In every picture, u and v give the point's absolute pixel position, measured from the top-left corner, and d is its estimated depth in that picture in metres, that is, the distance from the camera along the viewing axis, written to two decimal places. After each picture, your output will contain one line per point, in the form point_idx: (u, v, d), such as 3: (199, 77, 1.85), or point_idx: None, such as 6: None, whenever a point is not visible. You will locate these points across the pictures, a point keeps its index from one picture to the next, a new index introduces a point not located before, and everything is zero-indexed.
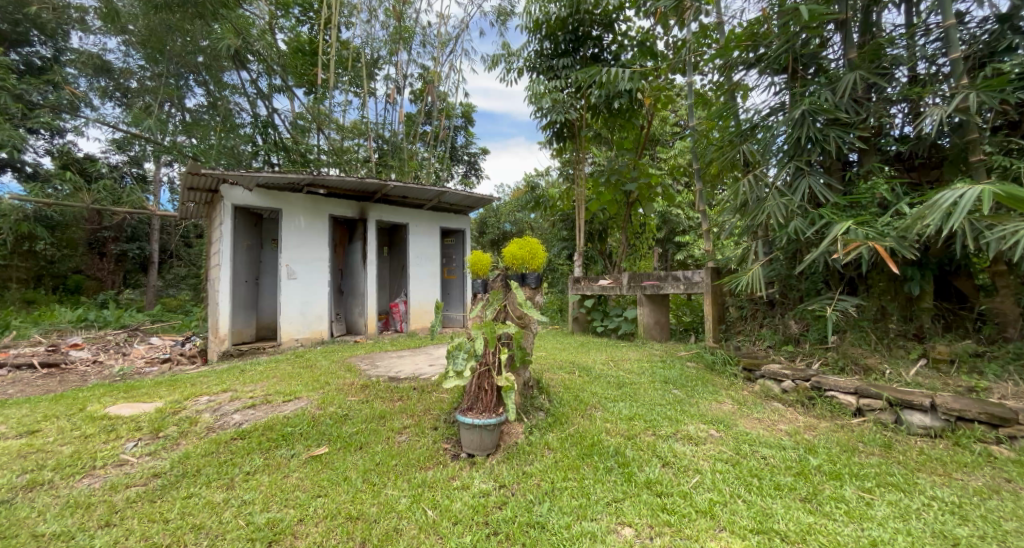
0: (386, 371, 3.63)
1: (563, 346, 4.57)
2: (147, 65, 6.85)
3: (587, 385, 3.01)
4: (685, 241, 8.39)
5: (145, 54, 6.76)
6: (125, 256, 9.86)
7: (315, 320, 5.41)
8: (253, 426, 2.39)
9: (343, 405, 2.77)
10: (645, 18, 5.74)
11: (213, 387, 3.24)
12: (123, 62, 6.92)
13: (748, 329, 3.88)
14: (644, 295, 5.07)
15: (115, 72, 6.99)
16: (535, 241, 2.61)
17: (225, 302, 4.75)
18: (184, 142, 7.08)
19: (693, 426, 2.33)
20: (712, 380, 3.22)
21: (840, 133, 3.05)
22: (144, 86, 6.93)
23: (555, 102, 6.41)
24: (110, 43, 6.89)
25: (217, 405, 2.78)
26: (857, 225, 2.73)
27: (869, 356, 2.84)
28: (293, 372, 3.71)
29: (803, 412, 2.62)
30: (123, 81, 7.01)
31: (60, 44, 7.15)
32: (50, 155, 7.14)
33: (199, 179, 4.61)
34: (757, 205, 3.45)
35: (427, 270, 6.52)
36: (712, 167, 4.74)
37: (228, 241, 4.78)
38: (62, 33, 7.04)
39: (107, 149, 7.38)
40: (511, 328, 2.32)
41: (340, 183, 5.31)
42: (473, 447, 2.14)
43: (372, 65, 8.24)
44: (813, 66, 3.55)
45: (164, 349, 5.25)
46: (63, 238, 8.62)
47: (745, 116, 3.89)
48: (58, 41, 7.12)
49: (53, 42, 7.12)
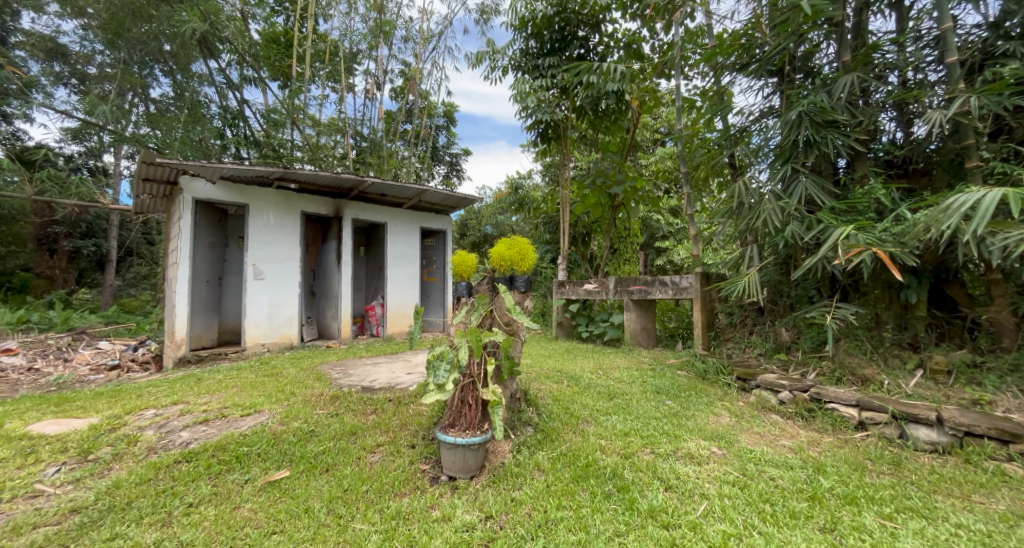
0: (359, 380, 3.34)
1: (548, 353, 4.38)
2: (108, 50, 6.36)
3: (576, 396, 2.82)
4: (666, 247, 8.36)
5: (105, 39, 6.24)
6: (79, 253, 9.13)
7: (284, 324, 5.06)
8: (202, 445, 2.09)
9: (309, 419, 2.49)
10: (631, 20, 5.67)
11: (162, 398, 2.89)
12: (81, 46, 6.38)
13: (737, 336, 3.78)
14: (631, 300, 4.94)
15: (72, 57, 6.39)
16: (525, 242, 2.58)
17: (183, 304, 4.37)
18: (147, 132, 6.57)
19: (694, 443, 2.16)
20: (705, 390, 3.08)
21: (836, 136, 2.96)
22: (104, 74, 6.43)
23: (540, 102, 6.24)
24: (66, 26, 6.33)
25: (163, 420, 2.45)
26: (857, 231, 2.63)
27: (866, 366, 2.74)
28: (256, 381, 3.38)
29: (803, 425, 2.50)
30: (81, 67, 6.44)
31: (5, 23, 6.12)
32: None
33: (154, 169, 4.21)
34: (750, 208, 3.31)
35: (405, 272, 6.23)
36: (701, 170, 4.60)
37: (188, 238, 4.40)
38: (9, 12, 6.08)
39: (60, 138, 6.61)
40: (499, 335, 2.10)
41: (314, 177, 4.96)
42: (456, 469, 1.92)
43: (352, 59, 7.99)
44: (804, 71, 3.43)
45: (113, 354, 4.80)
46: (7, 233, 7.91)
47: (736, 119, 3.80)
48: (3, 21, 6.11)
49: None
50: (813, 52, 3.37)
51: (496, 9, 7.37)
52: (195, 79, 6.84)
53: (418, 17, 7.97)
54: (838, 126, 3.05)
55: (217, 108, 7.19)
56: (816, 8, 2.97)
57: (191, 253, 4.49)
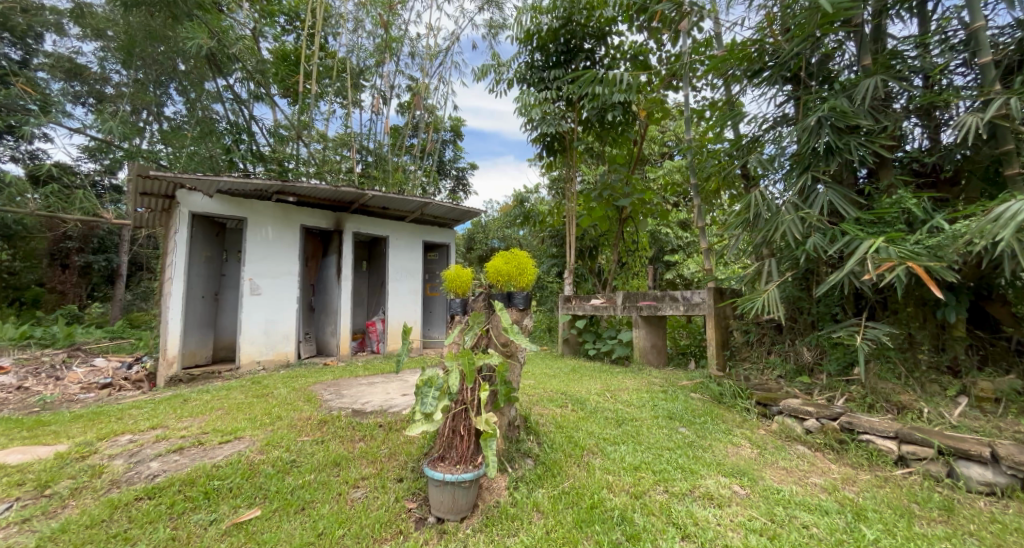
0: (351, 402, 3.15)
1: (553, 373, 4.16)
2: (125, 71, 6.48)
3: (581, 423, 2.60)
4: (675, 261, 8.16)
5: (121, 59, 6.36)
6: (90, 268, 8.96)
7: (280, 341, 4.91)
8: (168, 479, 1.91)
9: (292, 447, 2.31)
10: (637, 32, 5.60)
11: (141, 422, 2.73)
12: (98, 67, 6.51)
13: (754, 356, 3.51)
14: (640, 316, 4.71)
15: (91, 78, 6.54)
16: (524, 254, 2.32)
17: (176, 320, 4.25)
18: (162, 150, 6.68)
19: (713, 481, 1.93)
20: (722, 416, 2.85)
21: (861, 143, 2.76)
22: (121, 93, 6.55)
23: (545, 114, 6.17)
24: (85, 47, 6.48)
25: (136, 448, 2.29)
26: (887, 244, 2.42)
27: (901, 393, 2.49)
28: (244, 402, 3.22)
29: (834, 459, 2.25)
30: (99, 87, 6.58)
31: (29, 45, 6.32)
32: (16, 161, 6.54)
33: (151, 183, 4.15)
34: (767, 219, 3.09)
35: (407, 287, 6.08)
36: (712, 181, 4.39)
37: (183, 252, 4.30)
38: (34, 35, 6.31)
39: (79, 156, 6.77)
40: (494, 358, 1.90)
41: (314, 190, 4.86)
42: (444, 510, 1.72)
43: (359, 75, 7.98)
44: (819, 77, 3.26)
45: (107, 372, 4.69)
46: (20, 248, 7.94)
47: (746, 128, 3.63)
48: (28, 43, 6.32)
49: (20, 42, 6.25)
50: (827, 58, 3.22)
51: (503, 24, 7.40)
52: (206, 97, 6.86)
53: (426, 34, 7.96)
54: (862, 132, 2.84)
55: (226, 124, 7.15)
56: (834, 10, 2.82)
57: (185, 268, 4.39)
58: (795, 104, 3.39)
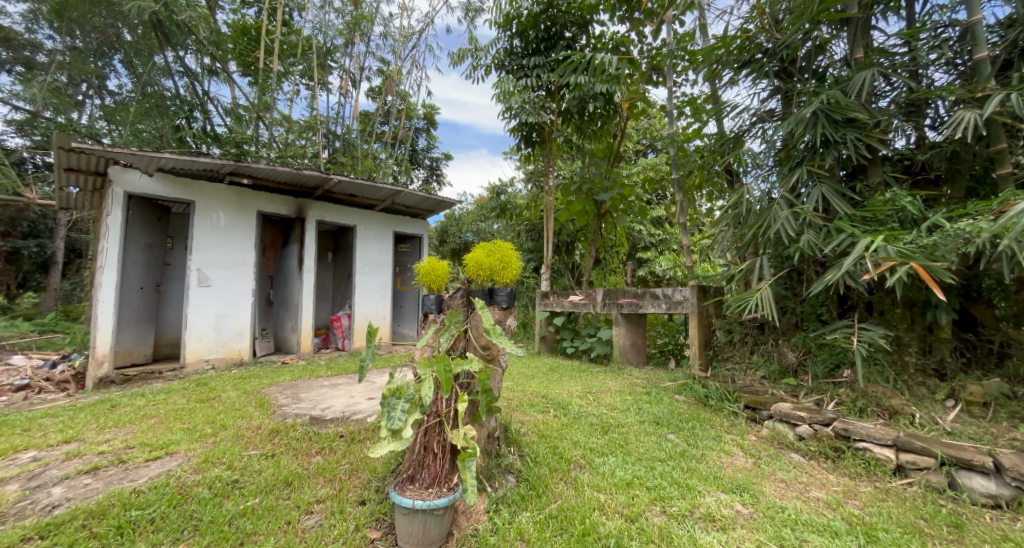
0: (309, 408, 2.83)
1: (531, 373, 3.95)
2: (58, 37, 5.91)
3: (565, 431, 2.40)
4: (648, 257, 8.18)
5: (55, 25, 5.78)
6: (19, 254, 8.12)
7: (232, 337, 4.47)
8: (70, 511, 1.56)
9: (236, 464, 1.99)
10: (619, 23, 5.43)
11: (52, 435, 2.32)
12: (26, 30, 5.88)
13: (736, 356, 3.36)
14: (621, 313, 4.57)
15: (18, 42, 5.92)
16: (507, 247, 2.06)
17: (107, 315, 3.75)
18: (102, 126, 6.03)
19: (712, 498, 1.77)
20: (710, 420, 2.72)
21: (856, 137, 2.64)
22: (55, 61, 5.94)
23: (524, 102, 5.82)
24: (10, 7, 5.79)
25: (38, 470, 1.91)
26: (886, 242, 2.31)
27: (892, 397, 2.41)
28: (184, 408, 2.84)
29: (830, 469, 2.15)
30: (28, 54, 5.99)
31: None
32: None
33: (77, 157, 3.62)
34: (758, 215, 2.96)
35: (376, 281, 5.72)
36: (695, 177, 4.23)
37: (116, 237, 3.80)
38: None
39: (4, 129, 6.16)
40: (474, 364, 1.66)
41: (271, 172, 4.40)
42: (414, 542, 1.47)
43: (326, 55, 7.42)
44: (808, 71, 3.11)
45: (25, 373, 4.14)
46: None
47: (732, 124, 3.46)
48: None
49: None
50: (817, 50, 3.04)
51: (481, 8, 7.04)
52: (155, 71, 6.15)
53: (398, 14, 7.60)
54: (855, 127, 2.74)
55: (176, 100, 6.35)
56: None
57: (120, 256, 3.89)
58: (781, 99, 3.22)
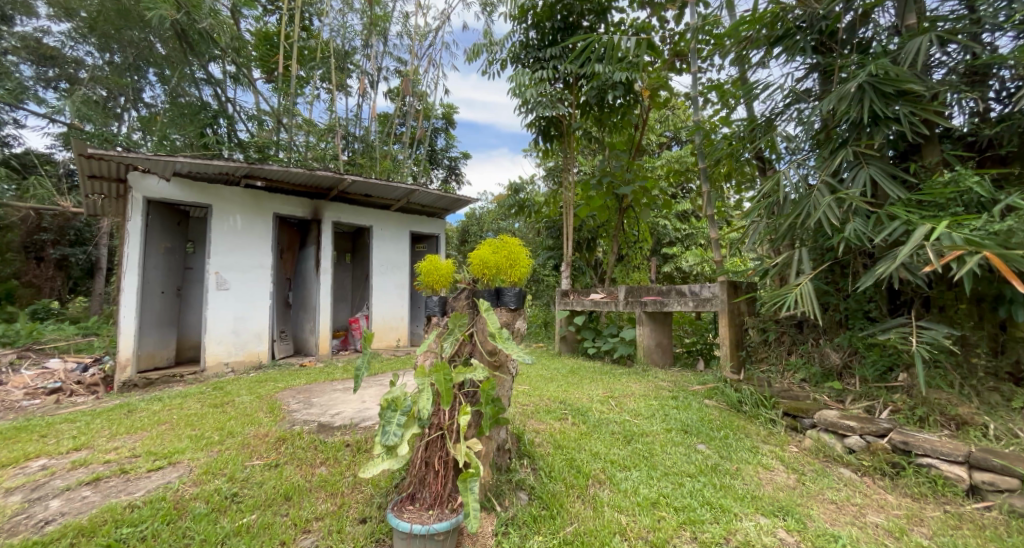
0: (319, 414, 2.75)
1: (551, 376, 3.77)
2: (99, 54, 6.16)
3: (584, 441, 2.22)
4: (673, 253, 7.85)
5: (95, 43, 6.04)
6: (68, 262, 8.48)
7: (251, 340, 4.49)
8: (61, 528, 1.50)
9: (237, 476, 1.91)
10: (639, 9, 5.18)
11: (66, 442, 2.32)
12: (68, 48, 6.17)
13: (772, 357, 3.07)
14: (645, 312, 4.33)
15: (62, 60, 6.18)
16: (515, 242, 1.92)
17: (130, 319, 3.80)
18: (137, 137, 6.28)
19: (751, 523, 1.56)
20: (744, 428, 2.49)
21: (909, 112, 2.34)
22: (96, 78, 6.26)
23: (541, 96, 5.61)
24: (55, 27, 6.11)
25: (43, 480, 1.88)
26: (950, 228, 2.02)
27: (959, 404, 2.11)
28: (197, 413, 2.81)
29: (887, 488, 1.90)
30: (72, 71, 6.25)
31: None
32: None
33: (97, 164, 3.68)
34: (795, 203, 2.68)
35: (393, 281, 5.65)
36: (723, 166, 3.95)
37: (137, 242, 3.84)
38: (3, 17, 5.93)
39: (54, 145, 6.50)
40: (478, 373, 1.51)
41: (285, 174, 4.37)
42: None
43: (344, 57, 7.42)
44: (849, 45, 2.77)
45: (57, 376, 4.26)
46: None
47: (761, 107, 3.16)
48: None
49: None
50: (861, 19, 2.69)
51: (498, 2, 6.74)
52: (184, 80, 6.17)
53: (414, 12, 7.51)
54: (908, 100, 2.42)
55: (205, 110, 6.37)
56: None
57: (141, 261, 3.94)
58: (819, 78, 2.90)
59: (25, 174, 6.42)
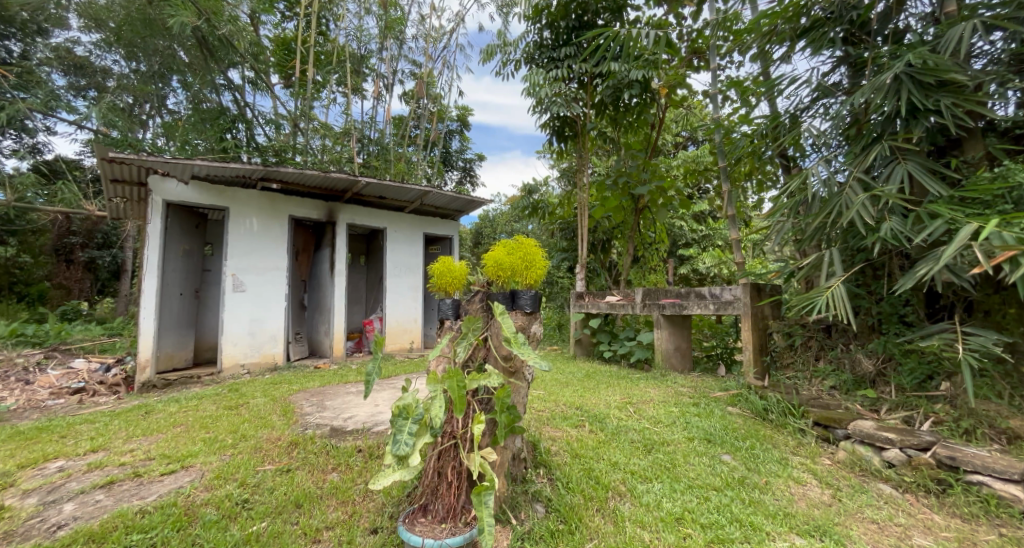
0: (332, 417, 2.72)
1: (566, 380, 3.69)
2: (127, 63, 6.25)
3: (602, 450, 2.13)
4: (690, 254, 7.69)
5: (124, 52, 6.13)
6: (95, 264, 8.72)
7: (267, 342, 4.52)
8: (72, 533, 1.48)
9: (248, 481, 1.88)
10: (656, 6, 5.10)
11: (84, 443, 2.33)
12: (98, 58, 6.36)
13: (799, 363, 2.94)
14: (663, 315, 4.21)
15: (93, 70, 6.39)
16: (531, 243, 1.87)
17: (149, 320, 3.86)
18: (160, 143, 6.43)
19: (784, 544, 1.45)
20: (771, 438, 2.37)
21: (949, 104, 2.19)
22: (123, 85, 6.37)
23: (557, 95, 5.52)
24: (84, 37, 6.27)
25: (59, 482, 1.88)
26: (999, 226, 1.87)
27: (1010, 417, 1.96)
28: (212, 415, 2.82)
29: (933, 507, 1.77)
30: (101, 80, 6.41)
31: (35, 42, 6.28)
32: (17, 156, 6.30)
33: (118, 168, 3.74)
34: (824, 202, 2.54)
35: (407, 283, 5.65)
36: (744, 165, 3.83)
37: (156, 244, 3.90)
38: (42, 31, 6.28)
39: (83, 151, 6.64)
40: (493, 380, 1.44)
41: (300, 176, 4.39)
42: None
43: (360, 61, 7.48)
44: (882, 35, 2.65)
45: (81, 375, 4.35)
46: (26, 242, 7.52)
47: (783, 104, 3.04)
48: (32, 37, 6.26)
49: (26, 37, 6.22)
50: (897, 6, 2.55)
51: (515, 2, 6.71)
52: (205, 86, 6.25)
53: (429, 14, 7.52)
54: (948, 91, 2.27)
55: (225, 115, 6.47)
56: None
57: (161, 263, 4.00)
58: (847, 71, 2.75)
59: (57, 177, 6.57)
